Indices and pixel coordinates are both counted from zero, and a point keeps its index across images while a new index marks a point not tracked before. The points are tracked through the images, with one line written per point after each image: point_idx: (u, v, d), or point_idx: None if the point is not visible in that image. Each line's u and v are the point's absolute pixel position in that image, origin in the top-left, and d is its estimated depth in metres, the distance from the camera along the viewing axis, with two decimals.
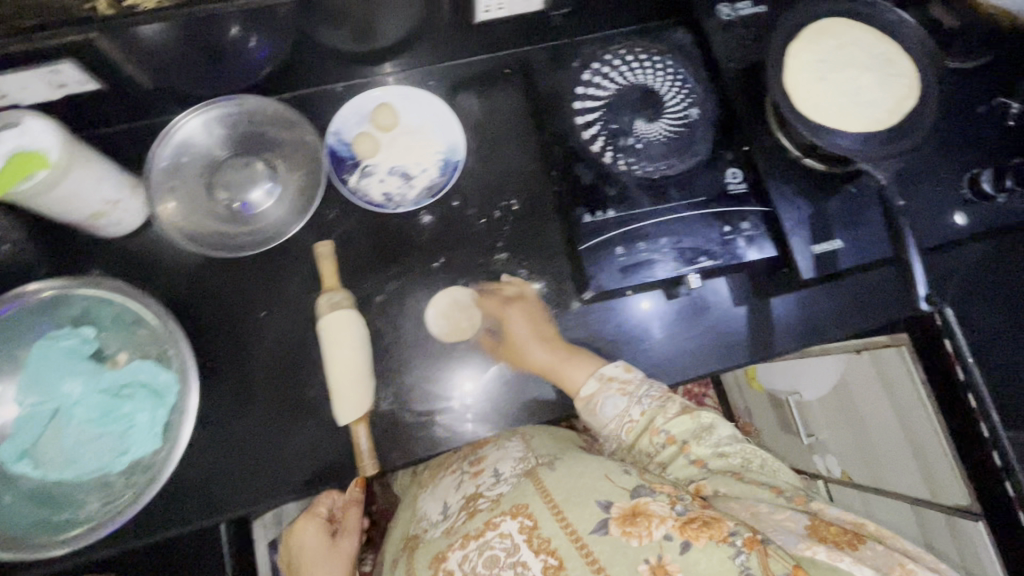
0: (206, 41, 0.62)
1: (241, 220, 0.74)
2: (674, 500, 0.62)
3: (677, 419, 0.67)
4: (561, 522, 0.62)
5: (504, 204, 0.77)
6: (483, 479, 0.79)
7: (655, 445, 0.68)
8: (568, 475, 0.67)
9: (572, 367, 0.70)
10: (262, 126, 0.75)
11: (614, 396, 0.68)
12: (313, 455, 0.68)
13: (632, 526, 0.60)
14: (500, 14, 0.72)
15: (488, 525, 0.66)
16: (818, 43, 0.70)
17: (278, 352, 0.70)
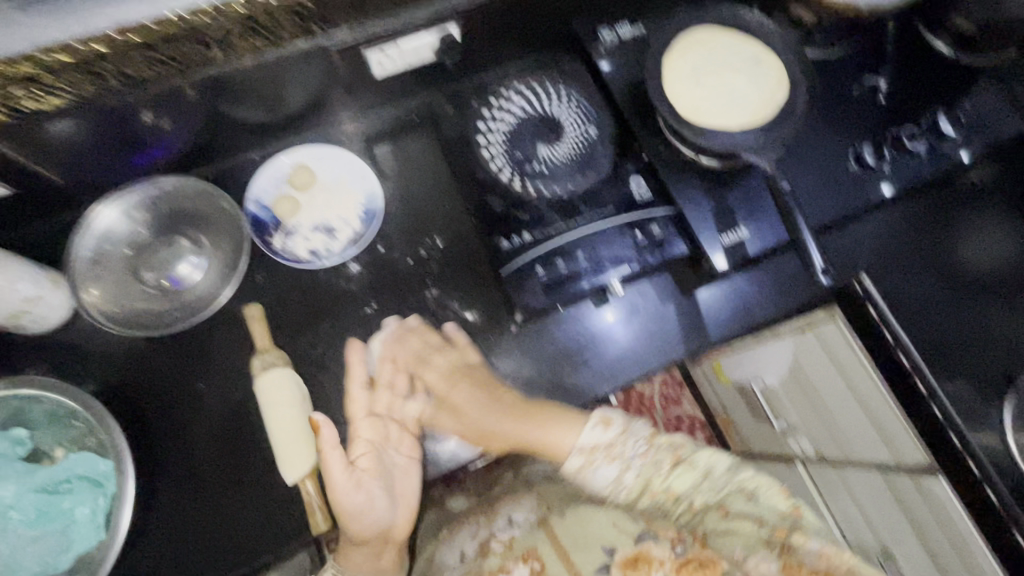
0: (115, 129, 0.66)
1: (170, 297, 0.74)
2: (675, 541, 0.63)
3: (676, 474, 0.65)
4: (572, 565, 0.67)
5: (428, 242, 0.79)
6: (494, 527, 0.81)
7: (659, 498, 0.66)
8: (575, 523, 0.72)
9: (556, 432, 0.68)
10: (182, 203, 0.76)
11: (604, 468, 0.66)
12: (265, 520, 0.67)
13: (635, 570, 0.63)
14: (396, 68, 0.76)
15: (502, 566, 0.72)
16: (690, 53, 0.76)
17: (218, 421, 0.70)
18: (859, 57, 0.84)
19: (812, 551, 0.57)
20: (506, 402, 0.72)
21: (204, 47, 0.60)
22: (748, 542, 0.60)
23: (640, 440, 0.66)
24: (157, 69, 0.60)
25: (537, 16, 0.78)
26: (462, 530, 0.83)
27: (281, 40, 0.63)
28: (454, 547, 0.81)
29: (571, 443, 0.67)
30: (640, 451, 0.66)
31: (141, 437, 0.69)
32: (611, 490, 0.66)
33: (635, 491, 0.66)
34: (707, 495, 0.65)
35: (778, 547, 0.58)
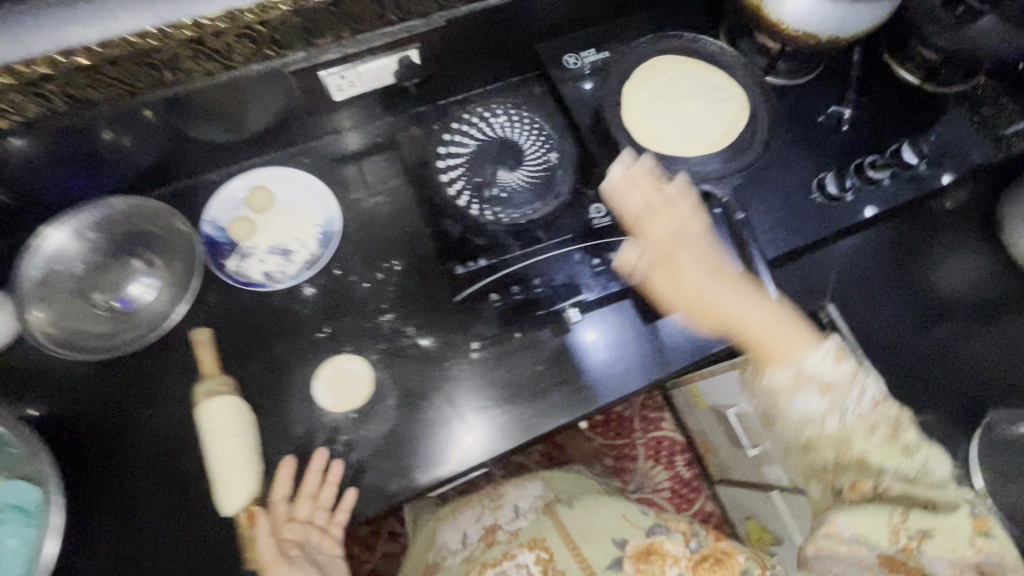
0: (77, 148, 0.67)
1: (119, 319, 0.73)
2: (688, 539, 0.74)
3: (884, 448, 0.58)
4: (577, 555, 0.74)
5: (386, 265, 0.78)
6: (501, 514, 0.88)
7: (839, 458, 0.60)
8: (585, 514, 0.81)
9: (783, 340, 0.63)
10: (140, 223, 0.75)
11: (809, 397, 0.60)
12: (202, 556, 0.64)
13: (646, 563, 0.72)
14: (355, 91, 0.76)
15: (508, 553, 0.78)
16: (648, 80, 0.76)
17: (159, 448, 0.68)
18: (822, 86, 0.85)
19: (942, 559, 0.55)
20: (743, 296, 0.66)
21: (154, 71, 0.62)
22: (869, 533, 0.57)
23: (863, 398, 0.59)
24: (105, 90, 0.62)
25: (499, 41, 0.79)
26: (464, 512, 0.90)
27: (234, 63, 0.65)
28: (451, 532, 0.88)
29: (796, 356, 0.61)
30: (860, 410, 0.59)
31: (78, 465, 0.67)
32: (795, 419, 0.61)
33: (830, 439, 0.59)
34: (899, 473, 0.59)
35: (905, 542, 0.56)
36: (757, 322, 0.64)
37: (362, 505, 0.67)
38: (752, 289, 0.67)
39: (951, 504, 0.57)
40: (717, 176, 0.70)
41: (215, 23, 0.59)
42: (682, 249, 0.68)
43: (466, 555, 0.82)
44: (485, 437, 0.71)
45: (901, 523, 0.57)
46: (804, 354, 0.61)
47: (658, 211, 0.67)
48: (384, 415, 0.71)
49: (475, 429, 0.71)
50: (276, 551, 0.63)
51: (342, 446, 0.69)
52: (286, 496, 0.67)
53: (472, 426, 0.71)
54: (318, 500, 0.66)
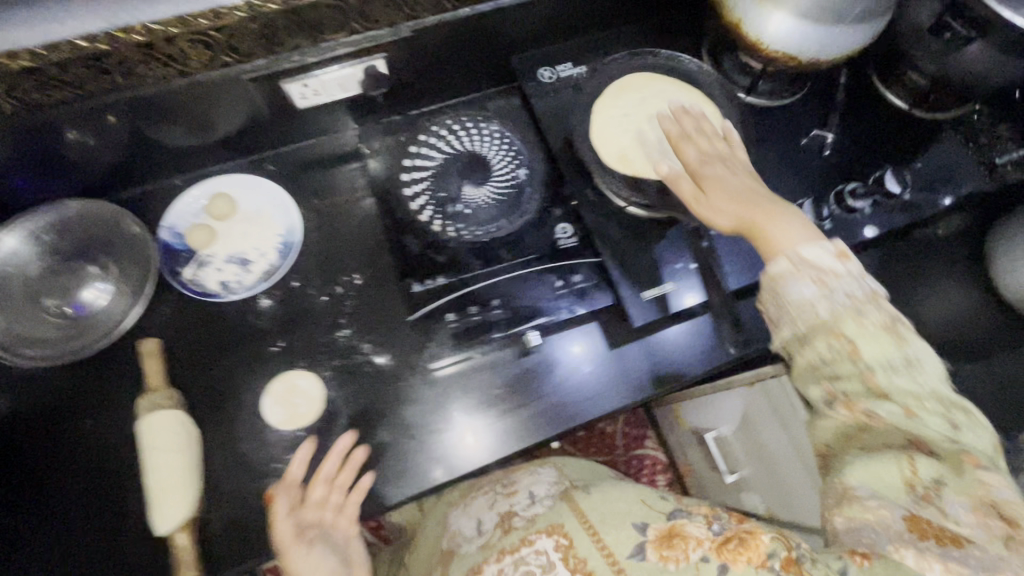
0: (30, 148, 0.65)
1: (70, 324, 0.71)
2: (711, 521, 0.63)
3: (877, 342, 0.50)
4: (600, 545, 0.64)
5: (347, 279, 0.76)
6: (516, 501, 0.78)
7: (830, 351, 0.51)
8: (604, 501, 0.71)
9: (778, 229, 0.58)
10: (98, 227, 0.74)
11: (807, 284, 0.53)
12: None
13: (670, 550, 0.61)
14: (320, 100, 0.74)
15: (524, 542, 0.69)
16: (622, 94, 0.74)
17: (100, 461, 0.66)
18: (806, 108, 0.82)
19: (964, 501, 0.47)
20: (752, 197, 0.62)
21: (105, 75, 0.60)
22: (884, 486, 0.49)
23: (859, 291, 0.52)
24: (55, 95, 0.60)
25: (471, 53, 0.77)
26: (475, 500, 0.82)
27: (189, 68, 0.63)
28: (466, 518, 0.79)
29: (792, 247, 0.56)
30: (854, 295, 0.52)
31: (15, 475, 0.65)
32: (792, 308, 0.53)
33: (820, 324, 0.52)
34: (894, 378, 0.50)
35: (922, 492, 0.48)
36: (763, 215, 0.60)
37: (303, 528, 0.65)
38: (764, 194, 0.63)
39: (942, 410, 0.49)
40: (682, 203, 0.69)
41: (168, 29, 0.57)
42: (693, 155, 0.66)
43: (483, 543, 0.73)
44: (488, 428, 0.69)
45: (911, 471, 0.49)
46: (801, 247, 0.56)
47: (689, 137, 0.68)
48: (333, 435, 0.69)
49: (478, 423, 0.69)
50: (294, 530, 0.63)
51: (287, 466, 0.68)
52: (297, 480, 0.66)
53: (472, 422, 0.69)
54: (335, 483, 0.65)
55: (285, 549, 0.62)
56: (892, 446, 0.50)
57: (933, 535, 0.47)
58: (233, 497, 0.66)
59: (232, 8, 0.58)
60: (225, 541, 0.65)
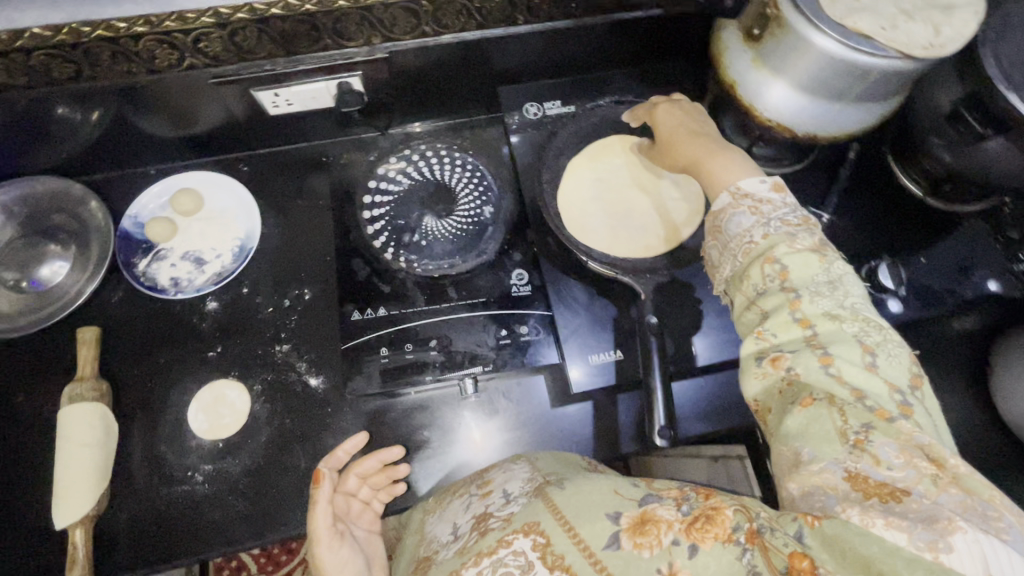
0: (7, 131, 0.66)
1: (26, 299, 0.71)
2: (680, 500, 0.43)
3: (805, 261, 0.46)
4: (575, 536, 0.43)
5: (295, 292, 0.74)
6: (490, 501, 0.55)
7: (765, 283, 0.47)
8: (576, 490, 0.48)
9: (718, 166, 0.54)
10: (63, 205, 0.75)
11: (743, 213, 0.50)
12: (31, 560, 0.63)
13: (643, 536, 0.41)
14: (293, 108, 0.72)
15: (500, 541, 0.46)
16: (601, 158, 0.72)
17: (20, 440, 0.67)
18: (801, 183, 0.77)
19: (893, 443, 0.38)
20: (699, 142, 0.58)
21: (69, 64, 0.60)
22: (814, 438, 0.40)
23: (790, 216, 0.49)
24: (21, 78, 0.60)
25: (457, 80, 0.74)
26: (454, 501, 0.60)
27: (155, 65, 0.62)
28: (443, 523, 0.58)
29: (732, 181, 0.52)
30: (787, 221, 0.48)
31: None
32: (733, 240, 0.50)
33: (756, 253, 0.48)
34: (821, 306, 0.45)
35: (853, 438, 0.39)
36: (707, 156, 0.55)
37: (202, 542, 0.64)
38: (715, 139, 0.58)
39: (857, 335, 0.44)
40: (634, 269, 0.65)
41: (132, 27, 0.57)
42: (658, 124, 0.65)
43: (459, 547, 0.50)
44: (496, 440, 0.69)
45: (841, 418, 0.40)
46: (735, 180, 0.52)
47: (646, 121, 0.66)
48: (249, 450, 0.67)
49: (486, 428, 0.70)
50: (331, 522, 0.59)
51: (198, 477, 0.66)
52: (338, 464, 0.64)
53: (480, 429, 0.69)
54: (372, 478, 0.66)
55: (322, 539, 0.58)
56: (821, 399, 0.41)
57: (874, 492, 0.37)
58: (138, 499, 0.65)
59: (198, 13, 0.57)
60: (123, 541, 0.64)
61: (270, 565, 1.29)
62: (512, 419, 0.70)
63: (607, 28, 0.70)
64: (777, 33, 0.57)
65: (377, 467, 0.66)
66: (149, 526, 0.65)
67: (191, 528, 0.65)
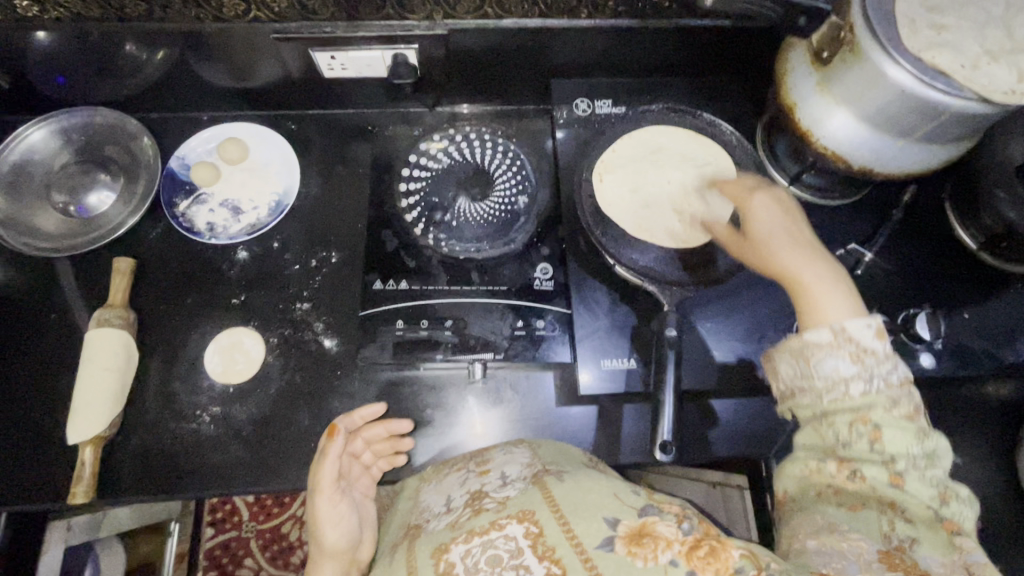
0: (79, 59, 0.69)
1: (73, 222, 0.75)
2: (681, 518, 0.46)
3: (908, 428, 0.45)
4: (569, 531, 0.45)
5: (323, 254, 0.76)
6: (487, 480, 0.56)
7: (850, 435, 0.46)
8: (576, 488, 0.49)
9: (819, 294, 0.52)
10: (118, 138, 0.78)
11: (841, 359, 0.48)
12: (44, 468, 0.66)
13: (639, 547, 0.44)
14: (347, 73, 0.74)
15: (493, 523, 0.48)
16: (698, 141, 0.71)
17: (50, 355, 0.71)
18: (847, 219, 0.74)
19: (937, 557, 0.42)
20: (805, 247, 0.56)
21: (144, 3, 0.62)
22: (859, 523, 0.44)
23: (889, 376, 0.47)
24: (98, 10, 0.62)
25: (511, 67, 0.74)
26: (451, 475, 0.61)
27: (223, 14, 0.64)
28: (438, 494, 0.59)
29: (830, 318, 0.50)
30: (890, 380, 0.47)
31: None
32: (819, 384, 0.48)
33: (850, 407, 0.47)
34: (908, 467, 0.45)
35: (896, 544, 0.42)
36: (813, 279, 0.53)
37: (203, 479, 0.66)
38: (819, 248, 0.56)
39: (940, 485, 0.45)
40: (663, 279, 0.63)
41: None
42: (763, 209, 0.59)
43: (452, 520, 0.52)
44: (497, 428, 0.69)
45: (889, 524, 0.43)
46: (838, 320, 0.50)
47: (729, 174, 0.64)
48: (258, 398, 0.69)
49: (487, 416, 0.70)
50: (336, 477, 0.62)
51: (206, 417, 0.68)
52: (353, 426, 0.66)
53: (481, 416, 0.70)
54: (377, 445, 0.67)
55: (325, 488, 0.61)
56: (872, 504, 0.44)
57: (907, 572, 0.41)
58: (148, 428, 0.68)
59: None
60: (129, 466, 0.67)
61: (262, 514, 1.33)
62: (515, 409, 0.70)
63: (672, 32, 0.69)
64: (849, 59, 0.55)
65: (384, 434, 0.67)
66: (155, 455, 0.67)
67: (191, 466, 0.67)
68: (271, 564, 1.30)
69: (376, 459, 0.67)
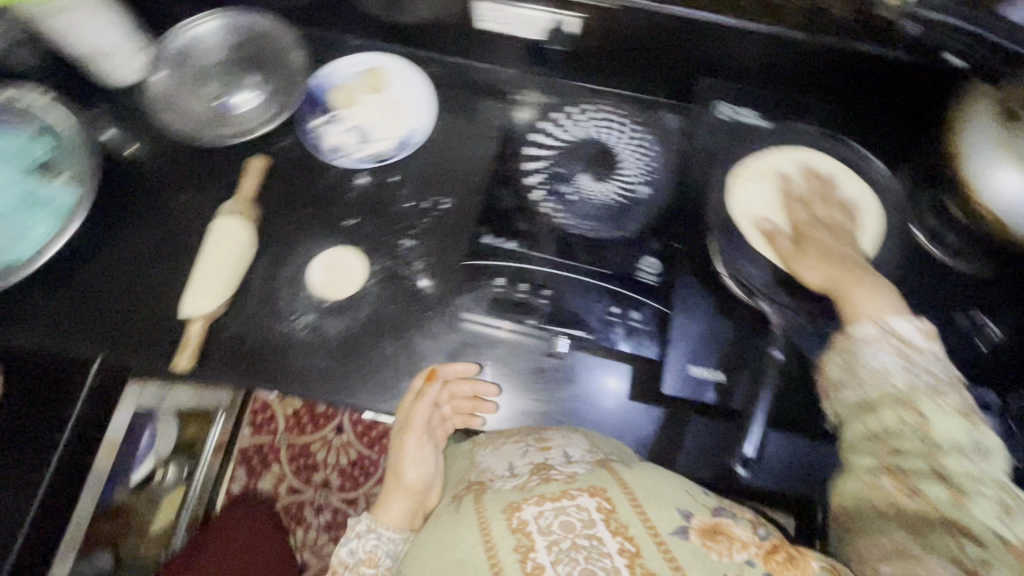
0: None
1: (215, 114, 0.79)
2: (756, 524, 0.47)
3: (955, 417, 0.43)
4: (643, 515, 0.46)
5: (436, 198, 0.78)
6: (550, 455, 0.58)
7: (897, 424, 0.43)
8: (646, 478, 0.51)
9: (863, 295, 0.52)
10: (272, 47, 0.81)
11: (886, 353, 0.47)
12: (153, 333, 0.72)
13: (714, 542, 0.45)
14: (501, 29, 0.75)
15: (565, 492, 0.49)
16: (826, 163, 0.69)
17: (176, 233, 0.76)
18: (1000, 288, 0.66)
19: None
20: (853, 263, 0.56)
21: None
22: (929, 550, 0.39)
23: (937, 373, 0.45)
24: None
25: (665, 58, 0.73)
26: (509, 444, 0.62)
27: None
28: (495, 459, 0.61)
29: (874, 316, 0.50)
30: (938, 375, 0.45)
31: (121, 212, 0.76)
32: (865, 378, 0.47)
33: (893, 398, 0.44)
34: (962, 466, 0.41)
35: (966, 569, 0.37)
36: (858, 285, 0.53)
37: (287, 379, 0.71)
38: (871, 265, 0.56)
39: (1001, 494, 0.40)
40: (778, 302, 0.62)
41: None
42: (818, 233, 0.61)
43: (518, 484, 0.53)
44: (572, 408, 0.69)
45: (958, 543, 0.38)
46: (879, 317, 0.49)
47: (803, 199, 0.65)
48: (350, 317, 0.73)
49: (561, 394, 0.69)
50: (426, 423, 0.67)
51: (301, 323, 0.72)
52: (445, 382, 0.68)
53: (557, 393, 0.69)
54: (462, 404, 0.69)
55: (416, 427, 0.66)
56: (937, 523, 0.39)
57: None
58: (248, 320, 0.72)
59: None
60: (225, 350, 0.71)
61: (296, 428, 1.41)
62: (590, 395, 0.69)
63: (842, 55, 0.65)
64: None
65: (469, 396, 0.69)
66: (249, 345, 0.71)
67: (278, 364, 0.71)
68: (295, 476, 1.38)
69: (459, 417, 0.70)
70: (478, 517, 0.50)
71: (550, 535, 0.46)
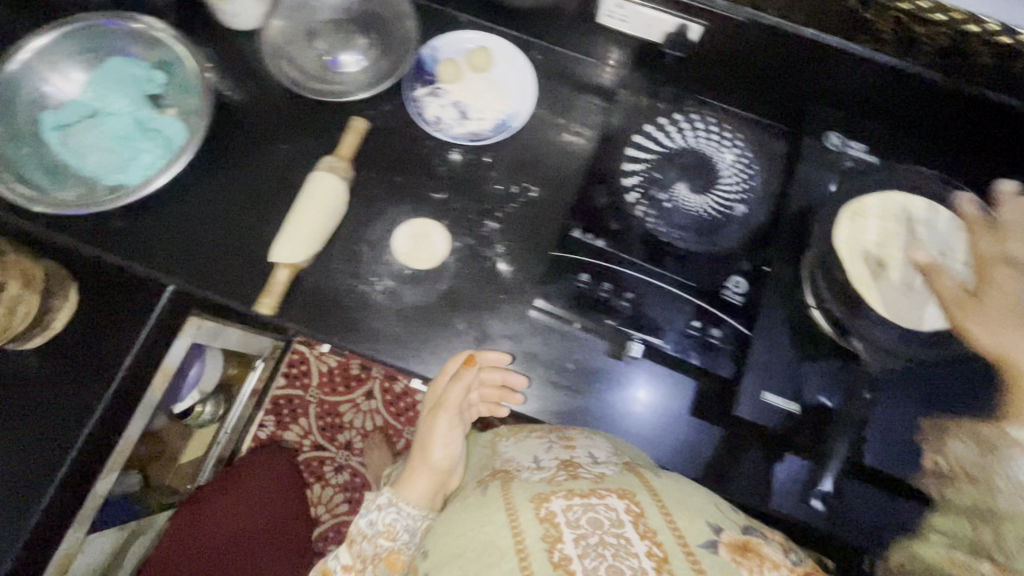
0: None
1: (323, 70, 0.81)
2: (785, 548, 0.53)
3: None
4: (671, 523, 0.51)
5: (526, 185, 0.78)
6: (576, 453, 0.62)
7: None
8: (678, 492, 0.55)
9: None
10: (386, 11, 0.82)
11: None
12: (238, 273, 0.74)
13: (744, 558, 0.50)
14: (621, 26, 0.74)
15: (594, 491, 0.54)
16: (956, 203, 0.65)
17: (270, 180, 0.78)
18: None
19: None
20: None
21: None
22: None
23: None
24: None
25: (783, 78, 0.71)
26: (533, 439, 0.67)
27: None
28: (519, 451, 0.67)
29: None
30: None
31: (220, 152, 0.78)
32: None
33: None
34: None
35: None
36: None
37: (359, 339, 0.72)
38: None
39: None
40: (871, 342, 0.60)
41: None
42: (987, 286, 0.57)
43: (547, 476, 0.58)
44: (631, 410, 0.73)
45: None
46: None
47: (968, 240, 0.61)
48: (428, 289, 0.74)
49: (623, 396, 0.73)
50: (459, 405, 0.68)
51: (379, 287, 0.73)
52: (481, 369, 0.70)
53: (620, 394, 0.73)
54: (492, 392, 0.71)
55: (449, 411, 0.68)
56: None
57: None
58: (329, 275, 0.74)
59: None
60: (303, 301, 0.73)
61: (328, 386, 1.43)
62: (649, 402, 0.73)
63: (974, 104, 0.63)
64: None
65: (501, 386, 0.71)
66: (327, 300, 0.73)
67: (351, 323, 0.73)
68: (320, 432, 1.40)
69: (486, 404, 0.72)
70: (508, 501, 0.54)
71: (579, 528, 0.50)
